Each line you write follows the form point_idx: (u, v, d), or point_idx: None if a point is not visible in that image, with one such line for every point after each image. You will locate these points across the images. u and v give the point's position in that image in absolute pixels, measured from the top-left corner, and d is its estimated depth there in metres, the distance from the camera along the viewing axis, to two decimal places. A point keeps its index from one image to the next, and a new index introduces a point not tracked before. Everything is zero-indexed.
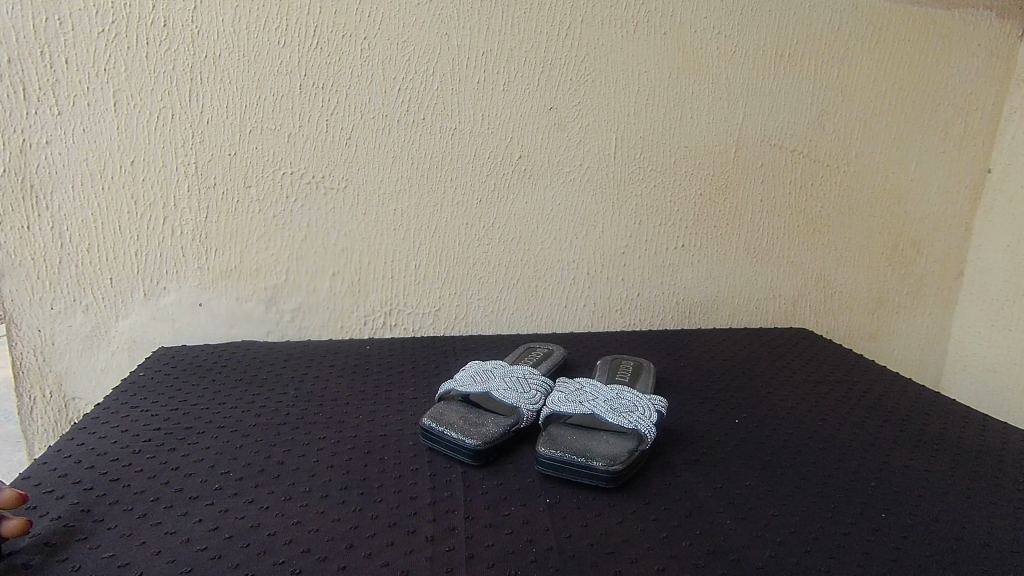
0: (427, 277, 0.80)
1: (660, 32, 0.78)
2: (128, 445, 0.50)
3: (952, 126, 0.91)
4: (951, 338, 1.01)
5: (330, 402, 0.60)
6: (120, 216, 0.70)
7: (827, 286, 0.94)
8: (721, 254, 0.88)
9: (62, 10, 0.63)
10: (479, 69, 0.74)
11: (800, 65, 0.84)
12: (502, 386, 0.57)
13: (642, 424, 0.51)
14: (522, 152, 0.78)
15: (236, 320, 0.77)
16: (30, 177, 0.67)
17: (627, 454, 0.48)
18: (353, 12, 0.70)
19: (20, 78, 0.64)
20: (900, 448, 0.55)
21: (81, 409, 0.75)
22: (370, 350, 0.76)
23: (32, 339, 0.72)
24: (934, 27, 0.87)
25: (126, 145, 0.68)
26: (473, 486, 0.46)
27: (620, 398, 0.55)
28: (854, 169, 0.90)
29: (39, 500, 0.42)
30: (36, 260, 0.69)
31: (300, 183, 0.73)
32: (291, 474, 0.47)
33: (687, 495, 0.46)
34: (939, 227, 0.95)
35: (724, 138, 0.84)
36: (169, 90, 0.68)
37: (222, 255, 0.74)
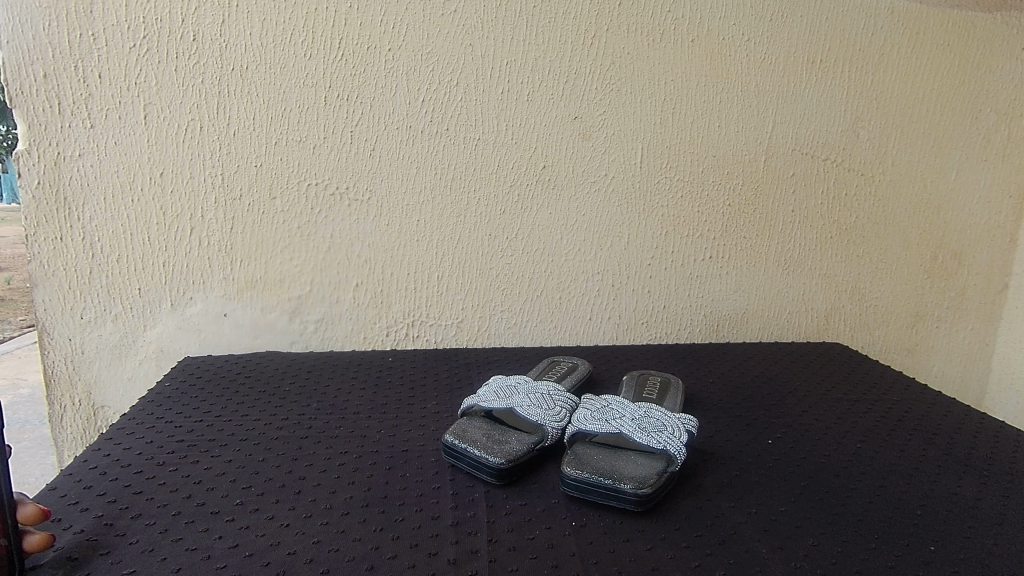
0: (449, 289, 0.80)
1: (687, 40, 0.77)
2: (152, 458, 0.50)
3: (995, 133, 0.88)
4: (994, 354, 0.96)
5: (352, 416, 0.60)
6: (149, 227, 0.71)
7: (862, 299, 0.91)
8: (750, 265, 0.86)
9: (96, 26, 0.64)
10: (503, 79, 0.74)
11: (833, 72, 0.82)
12: (526, 402, 0.56)
13: (672, 444, 0.50)
14: (546, 162, 0.77)
15: (261, 331, 0.78)
16: (63, 189, 0.68)
17: (656, 476, 0.47)
18: (378, 24, 0.70)
19: (56, 93, 0.65)
20: (946, 474, 0.52)
21: (108, 417, 0.76)
22: (393, 362, 0.75)
23: (63, 348, 0.73)
24: (975, 31, 0.84)
25: (155, 158, 0.69)
26: (496, 507, 0.45)
27: (647, 416, 0.54)
28: (891, 178, 0.87)
29: (64, 511, 0.42)
30: (67, 270, 0.70)
31: (324, 195, 0.74)
32: (311, 490, 0.46)
33: (719, 521, 0.44)
34: (982, 238, 0.91)
35: (754, 146, 0.82)
36: (198, 104, 0.69)
37: (247, 266, 0.75)
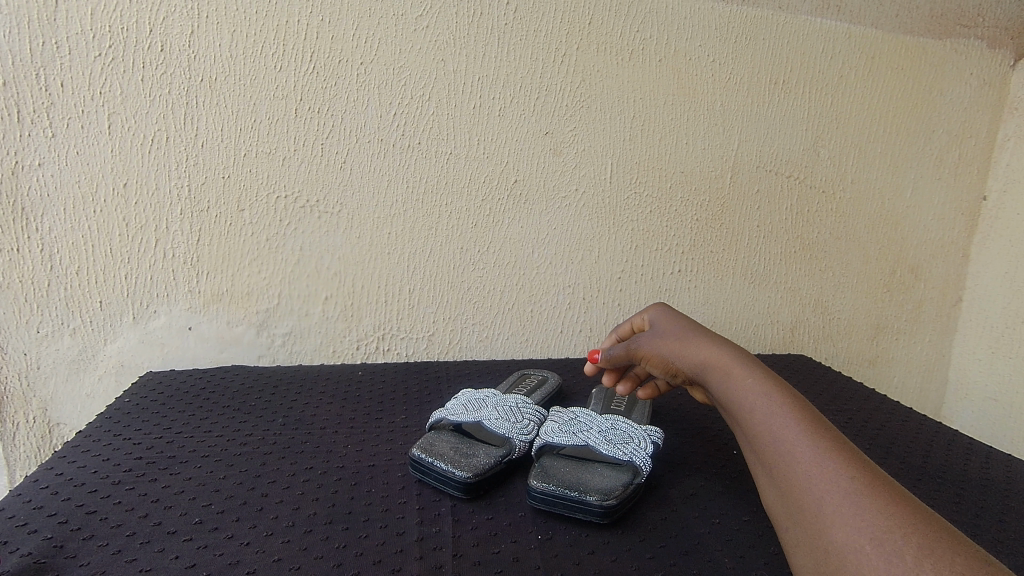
0: (421, 302, 0.80)
1: (655, 59, 0.79)
2: (108, 476, 0.49)
3: (947, 153, 0.92)
4: (951, 365, 1.00)
5: (319, 430, 0.59)
6: (111, 239, 0.70)
7: (825, 312, 0.93)
8: (718, 278, 0.88)
9: (59, 34, 0.63)
10: (475, 95, 0.75)
11: (794, 92, 0.85)
12: (495, 415, 0.56)
13: (638, 456, 0.50)
14: (518, 177, 0.78)
15: (227, 344, 0.76)
16: (21, 199, 0.66)
17: (621, 487, 0.47)
18: (350, 37, 0.70)
19: (15, 101, 0.63)
20: (901, 482, 0.53)
21: (64, 435, 0.74)
22: (362, 376, 0.75)
23: (17, 362, 0.70)
24: (926, 56, 0.88)
25: (119, 168, 0.68)
26: (462, 522, 0.45)
27: (615, 428, 0.54)
28: (850, 195, 0.90)
29: (11, 535, 0.40)
30: (24, 282, 0.68)
31: (294, 207, 0.73)
32: (274, 507, 0.45)
33: (683, 532, 0.45)
34: (936, 253, 0.95)
35: (720, 163, 0.84)
36: (165, 114, 0.68)
37: (214, 278, 0.73)
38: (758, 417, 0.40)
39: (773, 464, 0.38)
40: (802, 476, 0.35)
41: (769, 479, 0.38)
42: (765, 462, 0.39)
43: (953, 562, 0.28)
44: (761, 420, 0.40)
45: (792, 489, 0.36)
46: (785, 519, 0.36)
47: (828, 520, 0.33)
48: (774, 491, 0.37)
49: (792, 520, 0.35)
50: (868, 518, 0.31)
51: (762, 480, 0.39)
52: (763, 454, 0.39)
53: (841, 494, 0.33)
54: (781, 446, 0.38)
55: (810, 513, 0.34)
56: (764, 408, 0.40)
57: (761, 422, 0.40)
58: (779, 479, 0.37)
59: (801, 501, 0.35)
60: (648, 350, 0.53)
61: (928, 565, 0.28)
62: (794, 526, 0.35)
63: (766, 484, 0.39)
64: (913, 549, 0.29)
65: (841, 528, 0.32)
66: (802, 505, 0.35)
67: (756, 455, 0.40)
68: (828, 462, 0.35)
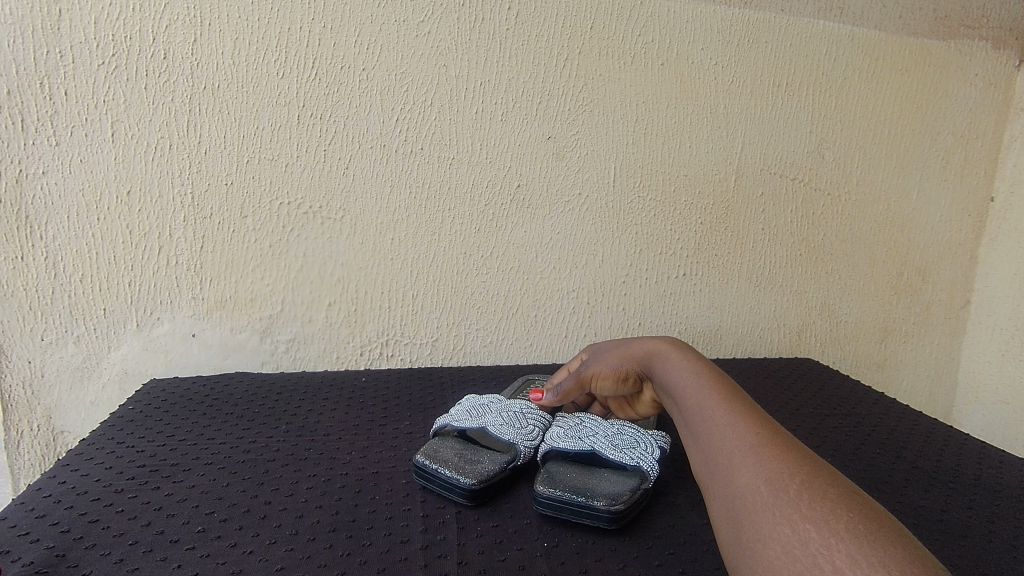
0: (425, 307, 0.79)
1: (658, 63, 0.79)
2: (111, 484, 0.48)
3: (952, 154, 0.91)
4: (960, 367, 0.99)
5: (323, 437, 0.59)
6: (115, 246, 0.70)
7: (831, 315, 0.93)
8: (723, 282, 0.87)
9: (63, 43, 0.63)
10: (477, 99, 0.75)
11: (798, 94, 0.84)
12: (499, 422, 0.55)
13: (645, 461, 0.50)
14: (521, 181, 0.78)
15: (231, 351, 0.76)
16: (25, 208, 0.66)
17: (629, 493, 0.46)
18: (352, 43, 0.70)
19: (19, 110, 0.64)
20: (912, 487, 0.53)
21: (68, 443, 0.73)
22: (366, 382, 0.74)
23: (22, 370, 0.70)
24: (930, 57, 0.88)
25: (123, 176, 0.68)
26: (467, 530, 0.44)
27: (620, 432, 0.54)
28: (855, 197, 0.89)
29: (12, 544, 0.40)
30: (28, 290, 0.68)
31: (297, 213, 0.73)
32: (277, 515, 0.45)
33: (691, 538, 0.44)
34: (943, 255, 0.94)
35: (724, 166, 0.84)
36: (168, 121, 0.68)
37: (218, 285, 0.73)
38: (696, 396, 0.42)
39: (699, 433, 0.39)
40: (721, 439, 0.36)
41: (696, 447, 0.39)
42: (693, 432, 0.40)
43: (837, 507, 0.28)
44: (697, 397, 0.41)
45: (711, 452, 0.36)
46: (705, 483, 0.37)
47: (738, 477, 0.33)
48: (698, 458, 0.38)
49: (709, 482, 0.36)
50: (771, 471, 0.32)
51: (689, 453, 0.40)
52: (694, 426, 0.40)
53: (750, 452, 0.34)
54: (710, 416, 0.39)
55: (723, 469, 0.35)
56: (704, 388, 0.42)
57: (698, 400, 0.41)
58: (702, 445, 0.38)
59: (716, 460, 0.36)
60: (595, 369, 0.58)
61: (806, 495, 0.30)
62: (710, 487, 0.36)
63: (692, 454, 0.40)
64: (807, 498, 0.30)
65: (748, 481, 0.33)
66: (717, 465, 0.35)
67: (688, 430, 0.41)
68: (747, 428, 0.36)
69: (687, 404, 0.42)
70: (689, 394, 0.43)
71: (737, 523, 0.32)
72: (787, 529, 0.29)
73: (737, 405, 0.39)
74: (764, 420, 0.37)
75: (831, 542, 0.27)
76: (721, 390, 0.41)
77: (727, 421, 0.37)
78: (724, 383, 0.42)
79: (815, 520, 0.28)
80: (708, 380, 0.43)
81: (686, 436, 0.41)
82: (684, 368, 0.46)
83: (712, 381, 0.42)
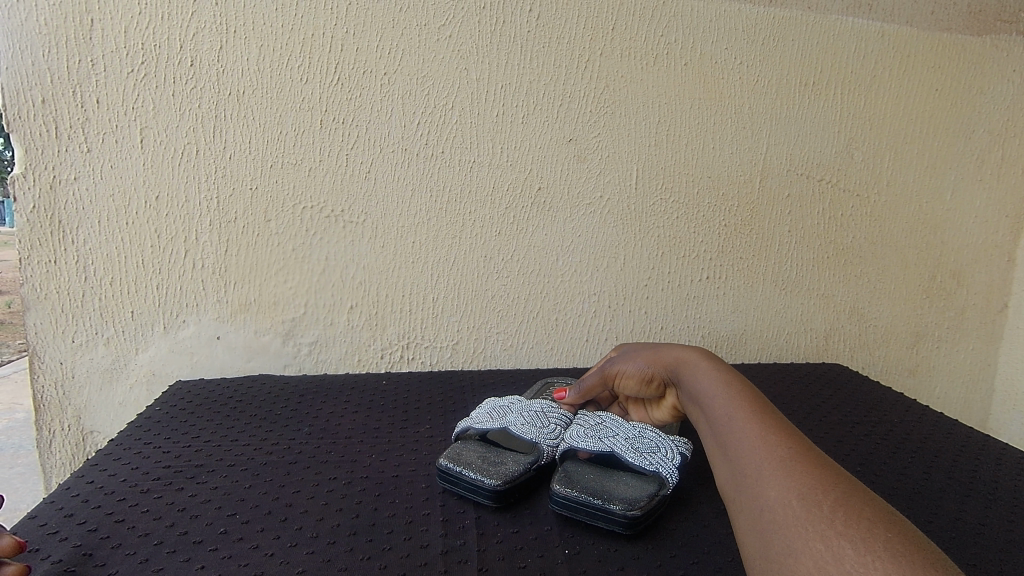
0: (445, 311, 0.79)
1: (680, 63, 0.78)
2: (137, 485, 0.49)
3: (989, 154, 0.88)
4: (998, 374, 0.95)
5: (344, 440, 0.59)
6: (143, 250, 0.71)
7: (861, 319, 0.90)
8: (748, 285, 0.85)
9: (94, 52, 0.65)
10: (497, 102, 0.74)
11: (825, 94, 0.82)
12: (520, 422, 0.55)
13: (664, 466, 0.49)
14: (542, 184, 0.77)
15: (254, 354, 0.77)
16: (57, 212, 0.68)
17: (647, 498, 0.46)
18: (374, 48, 0.70)
19: (53, 117, 0.65)
20: (948, 498, 0.51)
21: (98, 442, 0.75)
22: (387, 385, 0.74)
23: (54, 371, 0.72)
24: (964, 53, 0.85)
25: (151, 181, 0.69)
26: (487, 535, 0.43)
27: (640, 434, 0.53)
28: (886, 199, 0.87)
29: (42, 542, 0.41)
30: (60, 293, 0.70)
31: (320, 217, 0.74)
32: (298, 518, 0.45)
33: (716, 548, 0.43)
34: (979, 258, 0.91)
35: (749, 167, 0.82)
36: (194, 127, 0.69)
37: (242, 288, 0.74)
38: (724, 409, 0.41)
39: (728, 447, 0.37)
40: (753, 455, 0.35)
41: (724, 462, 0.38)
42: (722, 446, 0.38)
43: (874, 526, 0.27)
44: (727, 410, 0.40)
45: (741, 466, 0.35)
46: (732, 497, 0.35)
47: (770, 492, 0.32)
48: (726, 472, 0.37)
49: (737, 496, 0.35)
50: (805, 488, 0.31)
51: (716, 468, 0.39)
52: (723, 440, 0.39)
53: (782, 467, 0.33)
54: (740, 431, 0.37)
55: (752, 483, 0.34)
56: (733, 403, 0.41)
57: (728, 414, 0.40)
58: (731, 460, 0.37)
59: (746, 475, 0.34)
60: (620, 367, 0.58)
61: (841, 512, 0.29)
62: (737, 501, 0.34)
63: (719, 467, 0.38)
64: (842, 515, 0.28)
65: (780, 496, 0.31)
66: (747, 480, 0.34)
67: (715, 444, 0.40)
68: (778, 444, 0.35)
69: (715, 417, 0.41)
70: (717, 407, 0.41)
71: (766, 537, 0.30)
72: (819, 545, 0.27)
73: (770, 423, 0.37)
74: (796, 438, 0.36)
75: (867, 560, 0.25)
76: (752, 406, 0.40)
77: (760, 438, 0.36)
78: (755, 399, 0.41)
79: (851, 537, 0.27)
80: (739, 395, 0.41)
81: (714, 450, 0.40)
82: (712, 382, 0.45)
83: (742, 396, 0.41)
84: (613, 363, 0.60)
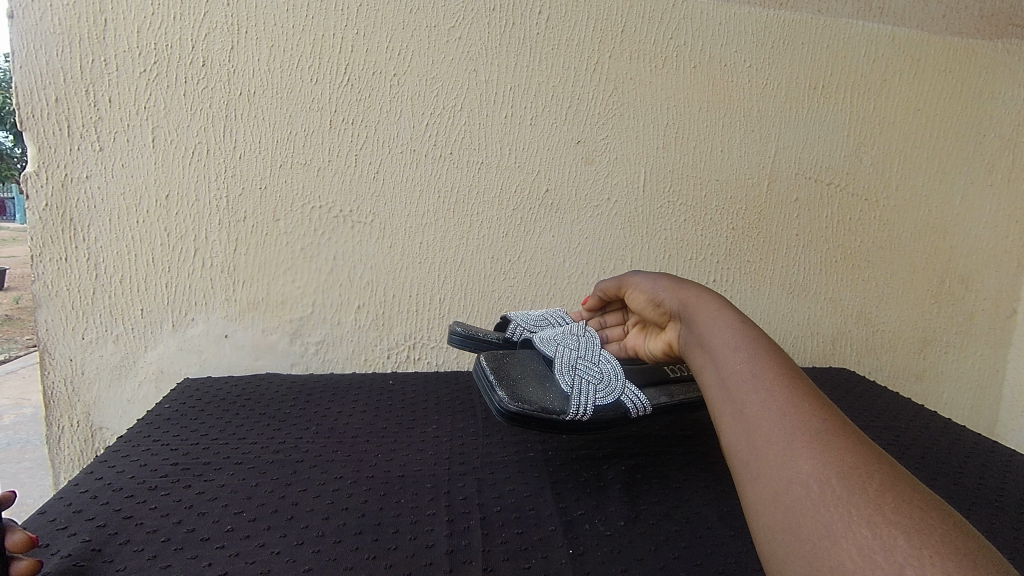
0: (451, 311, 0.80)
1: (689, 66, 0.78)
2: (145, 481, 0.49)
3: (999, 159, 0.88)
4: (1006, 380, 0.95)
5: (351, 439, 0.59)
6: (154, 248, 0.72)
7: (868, 324, 0.90)
8: (755, 289, 0.85)
9: (108, 52, 0.65)
10: (506, 104, 0.75)
11: (835, 97, 0.82)
12: (523, 315, 0.66)
13: (586, 401, 0.50)
14: (549, 185, 0.77)
15: (262, 352, 0.77)
16: (69, 210, 0.68)
17: (539, 404, 0.48)
18: (384, 49, 0.71)
19: (66, 116, 0.66)
20: (954, 504, 0.50)
21: (106, 439, 0.76)
22: (393, 384, 0.75)
23: (63, 368, 0.72)
24: (975, 58, 0.85)
25: (162, 180, 0.70)
26: (492, 536, 0.44)
27: (598, 364, 0.54)
28: (895, 203, 0.86)
29: (51, 537, 0.41)
30: (70, 290, 0.70)
31: (328, 217, 0.74)
32: (304, 516, 0.45)
33: (720, 551, 0.43)
34: (989, 263, 0.90)
35: (757, 171, 0.82)
36: (205, 127, 0.69)
37: (250, 287, 0.75)
38: (739, 361, 0.37)
39: (745, 407, 0.34)
40: (779, 422, 0.32)
41: (734, 420, 0.34)
42: (735, 403, 0.35)
43: (930, 517, 0.25)
44: (744, 364, 0.36)
45: (763, 432, 0.32)
46: (744, 460, 0.32)
47: (802, 466, 0.29)
48: (738, 431, 0.33)
49: (753, 461, 0.31)
50: (845, 466, 0.28)
51: (722, 423, 0.35)
52: (738, 398, 0.35)
53: (817, 440, 0.30)
54: (762, 393, 0.34)
55: (778, 451, 0.30)
56: (750, 357, 0.37)
57: (743, 369, 0.36)
58: (749, 421, 0.33)
59: (770, 442, 0.31)
60: (640, 281, 0.53)
61: (889, 497, 0.26)
62: (754, 466, 0.31)
63: (726, 426, 0.35)
64: (892, 501, 0.26)
65: (816, 473, 0.28)
66: (772, 447, 0.31)
67: (724, 398, 0.36)
68: (806, 410, 0.32)
69: (727, 370, 0.37)
70: (730, 358, 0.37)
71: (794, 515, 0.27)
72: (867, 534, 0.25)
73: (795, 385, 0.34)
74: (823, 403, 0.32)
75: (924, 554, 0.23)
76: (772, 362, 0.36)
77: (787, 404, 0.32)
78: (773, 353, 0.37)
79: (906, 528, 0.24)
80: (756, 347, 0.37)
81: (720, 404, 0.36)
82: (722, 325, 0.40)
83: (760, 349, 0.37)
84: (640, 273, 0.54)
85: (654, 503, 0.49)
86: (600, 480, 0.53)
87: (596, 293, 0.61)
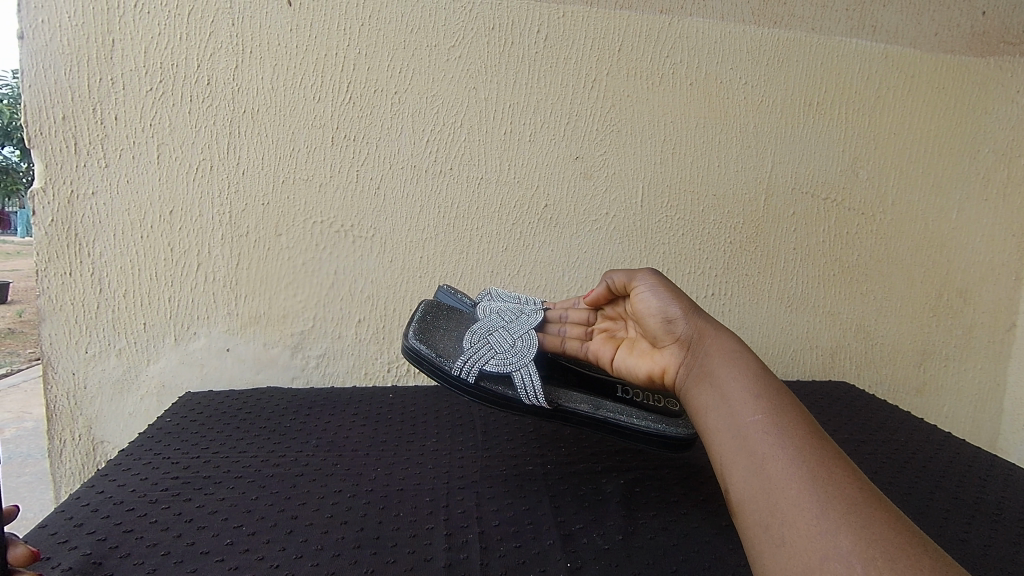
0: None
1: (685, 83, 0.79)
2: (146, 495, 0.50)
3: (994, 173, 0.88)
4: (1006, 393, 0.95)
5: (350, 453, 0.60)
6: (157, 263, 0.72)
7: (867, 337, 0.90)
8: (753, 301, 0.86)
9: (115, 71, 0.67)
10: (505, 121, 0.76)
11: (830, 113, 0.83)
12: (504, 289, 0.68)
13: (471, 362, 0.53)
14: (548, 201, 0.78)
15: (263, 366, 0.78)
16: (75, 225, 0.69)
17: (435, 356, 0.53)
18: (385, 68, 0.72)
19: (73, 133, 0.67)
20: (953, 517, 0.50)
21: (107, 453, 0.76)
22: (393, 398, 0.75)
23: (66, 382, 0.73)
24: (968, 74, 0.86)
25: (166, 196, 0.71)
26: (490, 549, 0.44)
27: (515, 339, 0.56)
28: (892, 217, 0.87)
29: (53, 550, 0.41)
30: (75, 304, 0.71)
31: (329, 232, 0.75)
32: (303, 530, 0.45)
33: (717, 564, 0.43)
34: (986, 276, 0.91)
35: (754, 185, 0.83)
36: (209, 144, 0.71)
37: (252, 300, 0.76)
38: (759, 418, 0.37)
39: (767, 466, 0.34)
40: (810, 490, 0.31)
41: (753, 477, 0.34)
42: (755, 459, 0.35)
43: None
44: (763, 421, 0.36)
45: (790, 496, 0.32)
46: (766, 523, 0.32)
47: (841, 540, 0.28)
48: (757, 489, 0.33)
49: (779, 525, 0.31)
50: (889, 547, 0.27)
51: (734, 476, 0.35)
52: (758, 454, 0.35)
53: (854, 516, 0.29)
54: (786, 454, 0.34)
55: (811, 521, 0.30)
56: (769, 413, 0.37)
57: (762, 425, 0.36)
58: (772, 482, 0.33)
59: (801, 509, 0.31)
60: (657, 289, 0.51)
61: None
62: (779, 532, 0.31)
63: (740, 480, 0.35)
64: None
65: (857, 552, 0.28)
66: (803, 515, 0.30)
67: (738, 449, 0.36)
68: (837, 481, 0.32)
69: (744, 421, 0.37)
70: (746, 410, 0.38)
71: None
72: None
73: (817, 449, 0.34)
74: (850, 473, 0.32)
75: None
76: (791, 421, 0.36)
77: (814, 471, 0.32)
78: (789, 410, 0.37)
79: None
80: (773, 401, 0.38)
81: (733, 456, 0.36)
82: (735, 373, 0.41)
83: (776, 404, 0.37)
84: (661, 279, 0.52)
85: (651, 517, 0.50)
86: (598, 494, 0.53)
87: (604, 280, 0.58)
